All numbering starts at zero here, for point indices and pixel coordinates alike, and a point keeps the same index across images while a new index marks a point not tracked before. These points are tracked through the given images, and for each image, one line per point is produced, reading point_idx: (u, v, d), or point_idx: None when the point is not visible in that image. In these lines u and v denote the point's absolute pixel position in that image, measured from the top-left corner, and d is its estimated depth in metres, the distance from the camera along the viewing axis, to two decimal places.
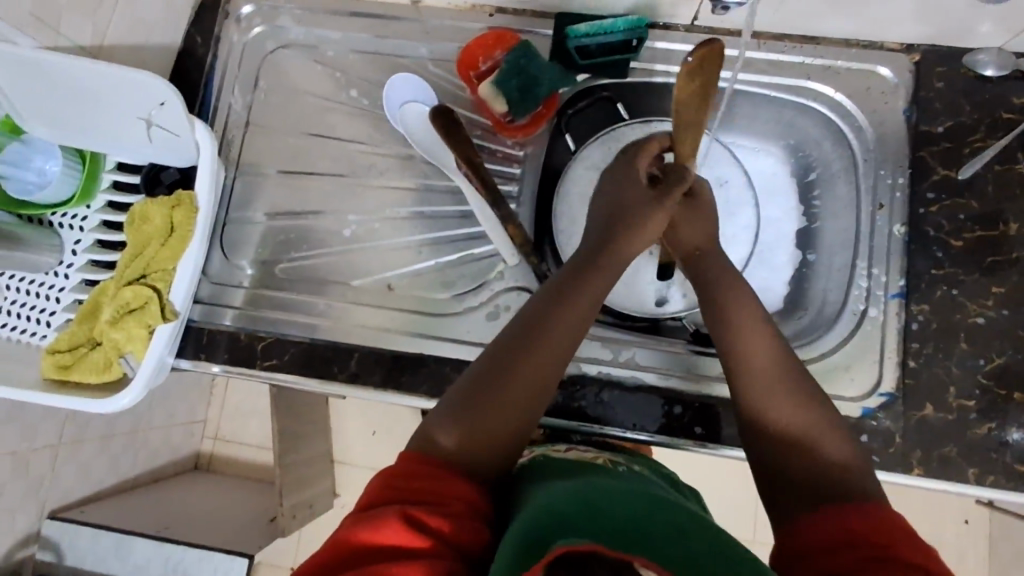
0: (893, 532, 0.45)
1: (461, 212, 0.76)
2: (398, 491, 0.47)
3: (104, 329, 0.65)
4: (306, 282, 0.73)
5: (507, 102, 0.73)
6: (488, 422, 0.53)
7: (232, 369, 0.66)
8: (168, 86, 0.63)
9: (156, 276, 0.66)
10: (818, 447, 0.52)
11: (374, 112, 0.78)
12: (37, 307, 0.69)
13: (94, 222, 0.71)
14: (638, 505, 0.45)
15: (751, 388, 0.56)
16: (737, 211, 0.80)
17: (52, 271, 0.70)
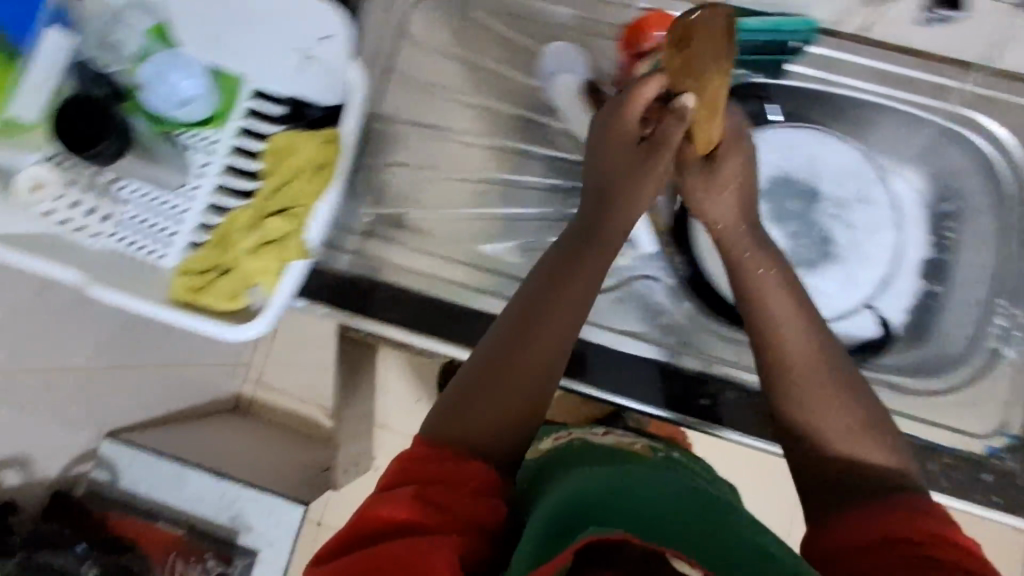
0: (925, 524, 0.45)
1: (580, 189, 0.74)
2: (415, 473, 0.48)
3: (239, 257, 0.65)
4: (422, 236, 0.72)
5: None
6: (489, 411, 0.52)
7: (335, 310, 0.67)
8: (339, 19, 0.64)
9: (297, 212, 0.65)
10: (855, 455, 0.51)
11: (503, 75, 0.77)
12: (160, 226, 0.72)
13: (226, 146, 0.72)
14: (662, 496, 0.46)
15: (785, 395, 0.53)
16: (875, 234, 0.74)
17: (179, 192, 0.72)
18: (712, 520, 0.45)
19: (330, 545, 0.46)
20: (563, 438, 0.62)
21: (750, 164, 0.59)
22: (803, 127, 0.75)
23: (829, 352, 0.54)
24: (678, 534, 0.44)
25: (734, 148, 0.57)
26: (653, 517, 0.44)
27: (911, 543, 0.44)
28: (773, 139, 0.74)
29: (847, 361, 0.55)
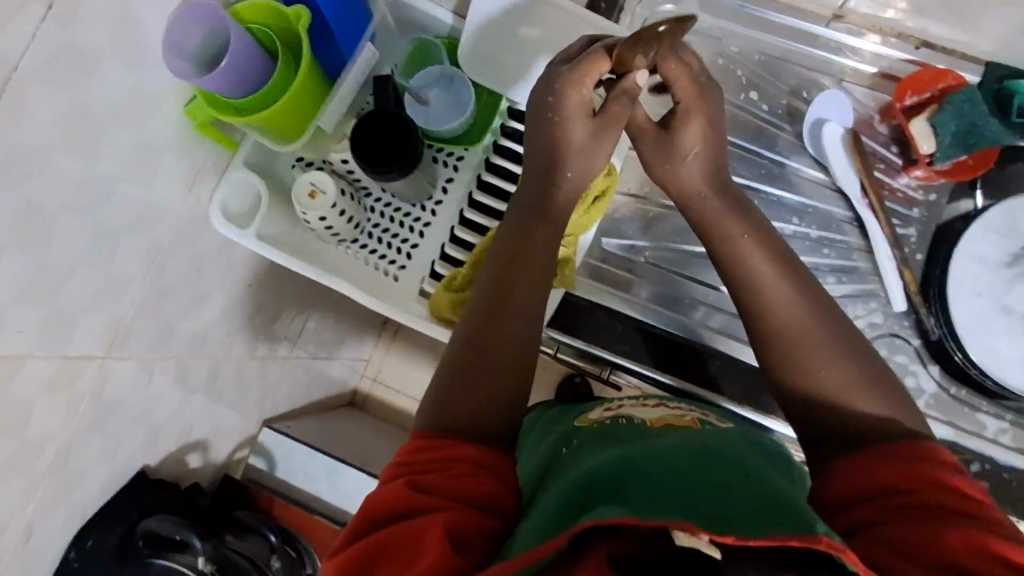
0: (939, 477, 0.40)
1: (820, 237, 0.73)
2: (420, 459, 0.45)
3: None
4: (659, 274, 0.76)
5: (938, 144, 0.70)
6: (486, 381, 0.49)
7: (563, 333, 0.73)
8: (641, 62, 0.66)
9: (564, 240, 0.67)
10: (849, 403, 0.46)
11: (752, 114, 0.75)
12: (398, 236, 0.74)
13: (473, 164, 0.73)
14: (652, 459, 0.46)
15: (782, 368, 0.49)
16: None
17: (422, 205, 0.74)
18: (718, 479, 0.43)
19: (343, 539, 0.43)
20: (611, 415, 0.58)
21: (716, 121, 0.55)
22: None
23: (790, 296, 0.51)
24: (695, 488, 0.42)
25: (697, 104, 0.54)
26: (700, 486, 0.42)
27: (879, 495, 0.41)
28: None
29: (814, 285, 0.52)
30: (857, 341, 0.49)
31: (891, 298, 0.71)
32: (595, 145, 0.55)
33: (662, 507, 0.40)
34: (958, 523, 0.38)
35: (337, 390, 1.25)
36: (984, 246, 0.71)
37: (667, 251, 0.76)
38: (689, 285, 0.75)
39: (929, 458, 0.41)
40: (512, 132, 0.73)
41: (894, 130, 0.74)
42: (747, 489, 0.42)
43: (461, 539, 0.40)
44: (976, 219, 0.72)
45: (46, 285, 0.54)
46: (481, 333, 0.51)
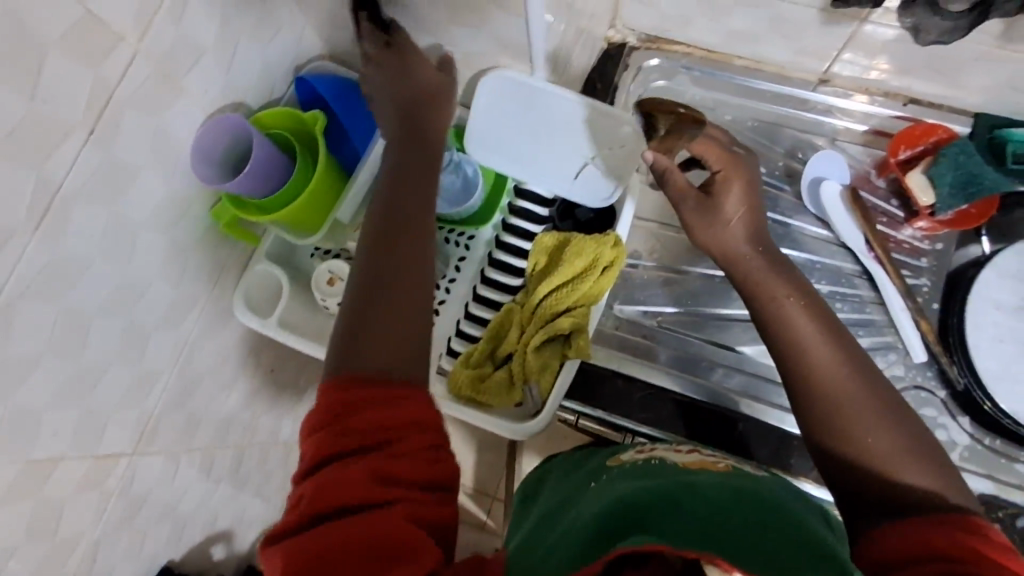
0: (978, 539, 0.40)
1: (831, 292, 0.74)
2: (347, 429, 0.42)
3: (517, 351, 0.67)
4: (677, 337, 0.76)
5: (937, 195, 0.71)
6: (388, 330, 0.48)
7: (576, 402, 0.73)
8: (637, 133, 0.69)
9: (577, 310, 0.67)
10: (895, 470, 0.46)
11: None
12: None
13: (483, 242, 0.75)
14: (684, 487, 0.45)
15: (826, 424, 0.49)
16: None
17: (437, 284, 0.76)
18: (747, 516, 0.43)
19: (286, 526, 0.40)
20: (644, 454, 0.56)
21: (752, 183, 0.58)
22: None
23: (837, 358, 0.51)
24: (721, 520, 0.42)
25: (733, 170, 0.58)
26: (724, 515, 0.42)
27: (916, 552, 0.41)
28: None
29: (865, 364, 0.51)
30: (896, 397, 0.49)
31: (912, 349, 0.70)
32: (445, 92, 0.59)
33: (690, 531, 0.40)
34: None
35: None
36: (999, 292, 0.72)
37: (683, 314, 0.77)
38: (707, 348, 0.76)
39: (971, 528, 0.41)
40: (520, 209, 0.75)
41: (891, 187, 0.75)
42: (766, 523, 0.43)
43: (421, 527, 0.40)
44: (986, 267, 0.72)
45: (82, 389, 0.56)
46: (374, 285, 0.49)
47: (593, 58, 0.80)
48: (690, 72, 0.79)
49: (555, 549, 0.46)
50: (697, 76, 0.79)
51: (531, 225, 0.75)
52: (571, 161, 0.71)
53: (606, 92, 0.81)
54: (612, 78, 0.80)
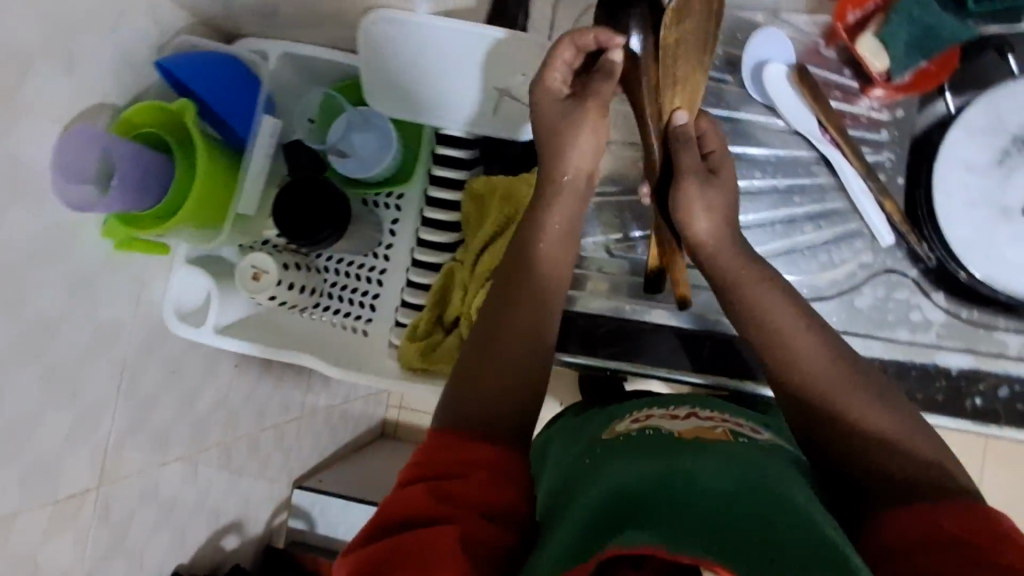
0: (1006, 528, 0.40)
1: (788, 186, 0.69)
2: (431, 464, 0.45)
3: (465, 315, 0.64)
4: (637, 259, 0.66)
5: (891, 58, 0.65)
6: (498, 382, 0.51)
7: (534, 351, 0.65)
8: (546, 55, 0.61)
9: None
10: (896, 454, 0.47)
11: None
12: (360, 290, 0.73)
13: (414, 201, 0.71)
14: (679, 475, 0.41)
15: (819, 413, 0.50)
16: None
17: (373, 252, 0.73)
18: (746, 501, 0.39)
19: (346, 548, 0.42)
20: (633, 425, 0.52)
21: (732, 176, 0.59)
22: None
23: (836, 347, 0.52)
24: (727, 513, 0.38)
25: (726, 159, 0.59)
26: (723, 504, 0.39)
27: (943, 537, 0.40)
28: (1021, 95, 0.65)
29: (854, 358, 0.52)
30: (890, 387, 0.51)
31: (877, 231, 0.66)
32: (574, 124, 0.57)
33: (710, 528, 0.37)
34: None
35: (365, 427, 1.28)
36: (970, 151, 0.66)
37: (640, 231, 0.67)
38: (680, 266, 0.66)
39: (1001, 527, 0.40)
40: (442, 157, 0.69)
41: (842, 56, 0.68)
42: (767, 507, 0.39)
43: (472, 552, 0.40)
44: (952, 127, 0.66)
45: (16, 442, 0.54)
46: (496, 340, 0.53)
47: None
48: None
49: (553, 537, 0.43)
50: None
51: (457, 173, 0.69)
52: (484, 95, 0.64)
53: None
54: None
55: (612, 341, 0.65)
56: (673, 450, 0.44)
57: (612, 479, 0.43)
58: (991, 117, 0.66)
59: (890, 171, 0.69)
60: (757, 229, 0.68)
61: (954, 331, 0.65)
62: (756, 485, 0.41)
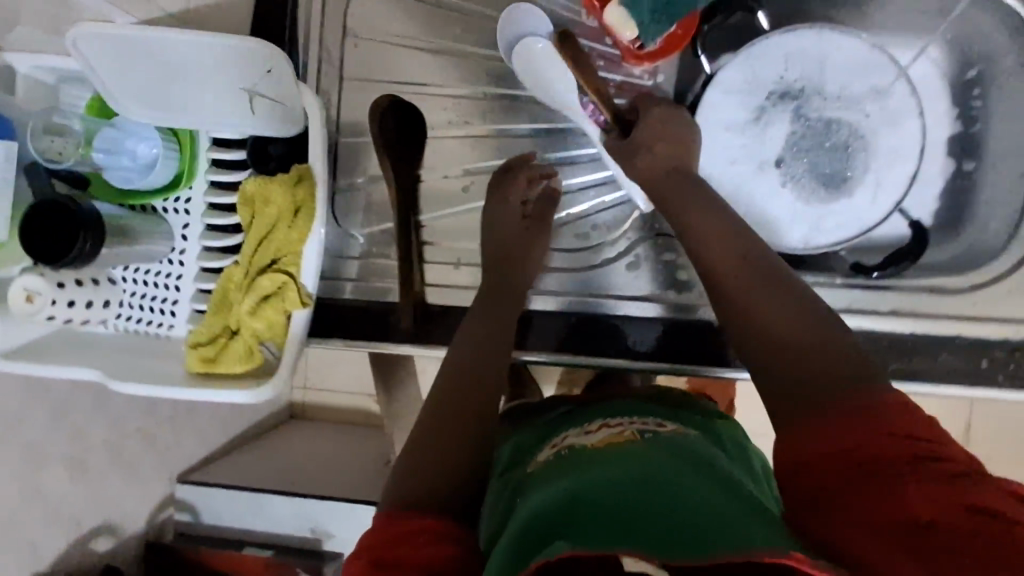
0: (915, 414, 0.42)
1: (563, 159, 0.72)
2: (376, 540, 0.44)
3: (242, 318, 0.65)
4: (440, 247, 0.74)
5: (637, 25, 0.64)
6: (460, 408, 0.54)
7: (350, 340, 0.72)
8: (279, 54, 0.59)
9: (288, 261, 0.65)
10: (822, 342, 0.47)
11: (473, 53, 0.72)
12: (159, 297, 0.73)
13: (202, 205, 0.71)
14: (588, 486, 0.44)
15: (745, 332, 0.50)
16: (900, 123, 0.67)
17: (167, 258, 0.72)
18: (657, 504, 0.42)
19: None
20: (550, 452, 0.54)
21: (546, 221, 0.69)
22: (794, 29, 0.67)
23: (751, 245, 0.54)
24: (636, 518, 0.40)
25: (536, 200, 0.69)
26: (631, 498, 0.42)
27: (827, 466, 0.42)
28: (770, 54, 0.68)
29: (770, 260, 0.53)
30: (803, 285, 0.51)
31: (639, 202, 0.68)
32: (543, 216, 0.68)
33: (620, 530, 0.40)
34: (909, 474, 0.39)
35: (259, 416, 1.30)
36: (727, 112, 0.69)
37: (433, 222, 0.74)
38: (435, 263, 0.73)
39: (904, 406, 0.42)
40: (222, 160, 0.70)
41: (594, 22, 0.67)
42: (677, 509, 0.41)
43: None
44: (709, 86, 0.68)
45: None
46: (470, 369, 0.57)
47: None
48: None
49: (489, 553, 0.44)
50: None
51: (232, 176, 0.70)
52: (237, 96, 0.64)
53: None
54: None
55: (370, 326, 0.71)
56: (592, 464, 0.47)
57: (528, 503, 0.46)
58: (744, 68, 0.68)
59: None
60: None
61: None
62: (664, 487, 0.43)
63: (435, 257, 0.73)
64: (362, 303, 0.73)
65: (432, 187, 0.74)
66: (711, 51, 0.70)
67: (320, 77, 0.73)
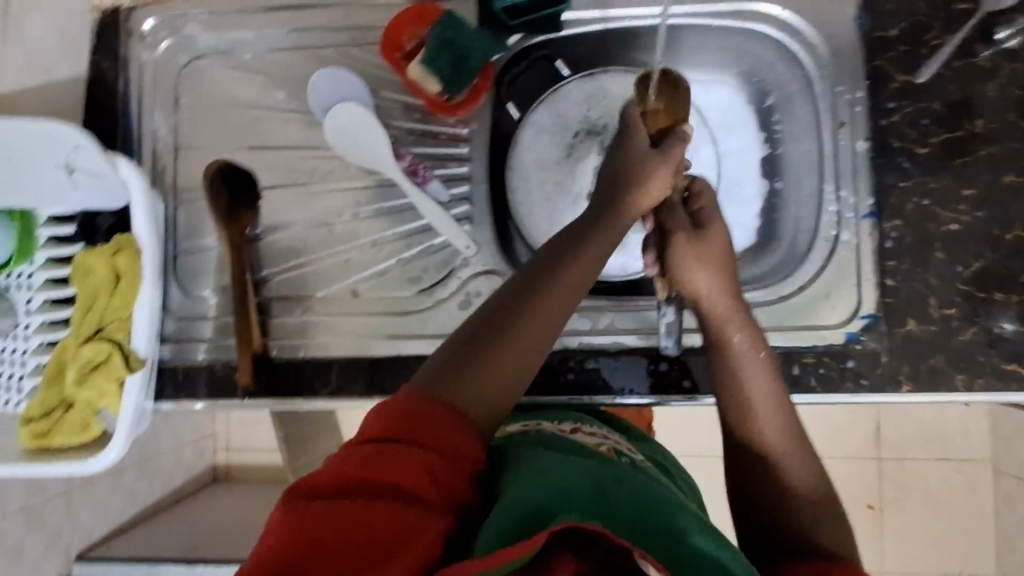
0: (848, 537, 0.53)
1: (401, 206, 0.74)
2: (332, 491, 0.41)
3: (72, 390, 0.66)
4: (285, 300, 0.75)
5: (440, 80, 0.69)
6: (489, 362, 0.49)
7: (213, 400, 0.72)
8: (82, 131, 0.62)
9: (114, 327, 0.67)
10: (783, 451, 0.55)
11: (303, 113, 0.76)
12: (5, 373, 0.70)
13: (41, 280, 0.71)
14: (590, 486, 0.47)
15: (735, 414, 0.57)
16: (696, 149, 0.79)
17: (12, 334, 0.70)
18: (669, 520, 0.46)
19: (318, 480, 0.42)
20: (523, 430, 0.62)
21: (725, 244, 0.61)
22: (590, 74, 0.75)
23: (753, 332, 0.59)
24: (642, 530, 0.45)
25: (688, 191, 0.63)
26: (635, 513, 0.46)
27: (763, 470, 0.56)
28: (571, 97, 0.75)
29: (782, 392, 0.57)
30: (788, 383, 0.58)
31: (460, 243, 0.71)
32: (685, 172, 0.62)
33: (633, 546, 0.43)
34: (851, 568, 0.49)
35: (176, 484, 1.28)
36: (540, 150, 0.75)
37: (282, 277, 0.75)
38: (281, 317, 0.74)
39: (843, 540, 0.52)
40: (59, 233, 0.71)
41: (402, 79, 0.72)
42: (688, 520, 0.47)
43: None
44: (518, 129, 0.76)
45: None
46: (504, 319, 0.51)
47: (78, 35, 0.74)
48: (197, 17, 0.76)
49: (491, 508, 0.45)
50: (205, 19, 0.76)
51: (69, 248, 0.71)
52: (58, 175, 0.66)
53: (114, 69, 0.76)
54: (114, 52, 0.76)
55: (216, 386, 0.73)
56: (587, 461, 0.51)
57: (536, 471, 0.47)
58: (548, 110, 0.75)
59: (474, 220, 0.73)
60: (367, 254, 0.75)
61: (591, 312, 0.73)
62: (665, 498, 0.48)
63: (279, 311, 0.74)
64: (209, 363, 0.73)
65: (271, 245, 0.75)
66: (518, 98, 0.76)
67: (156, 146, 0.76)
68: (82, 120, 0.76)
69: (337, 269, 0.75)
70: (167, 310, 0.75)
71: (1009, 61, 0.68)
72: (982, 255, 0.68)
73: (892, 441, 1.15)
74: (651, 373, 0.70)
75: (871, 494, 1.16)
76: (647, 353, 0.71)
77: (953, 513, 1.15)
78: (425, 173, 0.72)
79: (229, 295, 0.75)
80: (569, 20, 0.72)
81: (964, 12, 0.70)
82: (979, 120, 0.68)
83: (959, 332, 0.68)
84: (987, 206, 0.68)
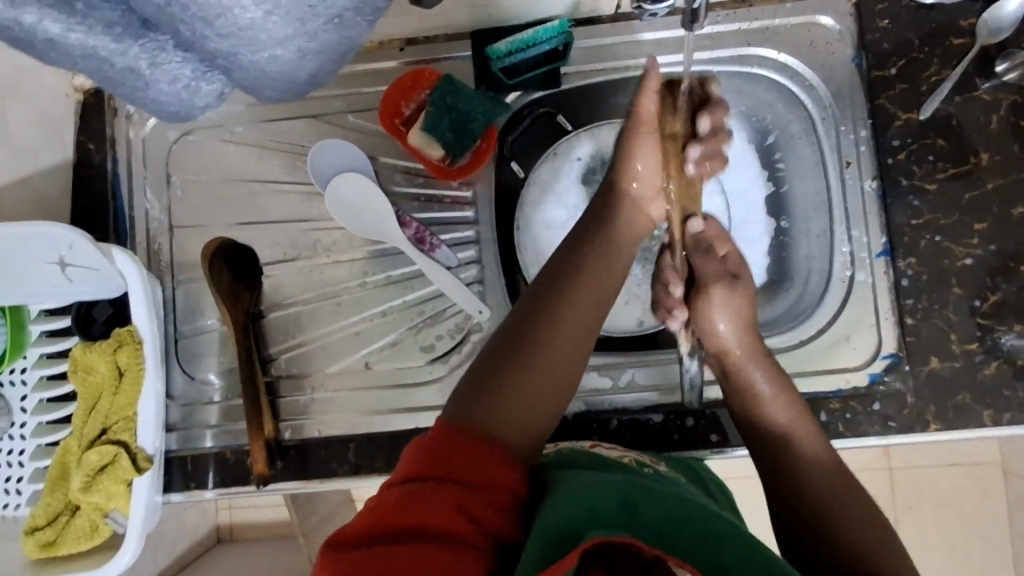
0: None
1: (409, 273, 0.73)
2: (381, 516, 0.40)
3: (78, 496, 0.63)
4: (293, 378, 0.72)
5: (442, 145, 0.68)
6: (551, 344, 0.53)
7: (224, 490, 0.68)
8: (74, 230, 0.60)
9: (120, 426, 0.65)
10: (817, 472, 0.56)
11: (302, 184, 0.74)
12: (4, 477, 0.66)
13: (36, 379, 0.68)
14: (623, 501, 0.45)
15: (767, 461, 0.59)
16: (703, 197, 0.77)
17: (7, 434, 0.66)
18: (702, 533, 0.44)
19: (358, 527, 0.40)
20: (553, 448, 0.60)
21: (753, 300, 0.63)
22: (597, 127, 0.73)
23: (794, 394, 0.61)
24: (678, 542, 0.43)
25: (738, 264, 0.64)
26: (670, 522, 0.45)
27: (789, 492, 0.56)
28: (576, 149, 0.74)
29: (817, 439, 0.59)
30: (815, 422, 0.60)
31: (472, 309, 0.69)
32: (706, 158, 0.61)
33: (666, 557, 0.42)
34: None
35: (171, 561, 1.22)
36: (545, 206, 0.73)
37: (291, 353, 0.73)
38: (290, 396, 0.71)
39: None
40: (54, 328, 0.68)
41: (401, 146, 0.71)
42: (724, 532, 0.45)
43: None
44: (524, 187, 0.74)
45: None
46: (552, 307, 0.55)
47: (63, 118, 0.71)
48: None
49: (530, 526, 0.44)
50: None
51: (65, 342, 0.68)
52: (50, 270, 0.64)
53: (101, 150, 0.73)
54: (100, 133, 0.73)
55: (228, 474, 0.68)
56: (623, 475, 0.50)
57: (570, 488, 0.45)
58: (552, 168, 0.74)
59: (486, 283, 0.72)
60: (376, 324, 0.73)
61: (610, 369, 0.72)
62: (698, 506, 0.47)
63: (289, 390, 0.71)
64: (217, 451, 0.69)
65: (275, 322, 0.73)
66: (520, 155, 0.74)
67: (150, 227, 0.74)
68: (71, 205, 0.73)
69: (347, 342, 0.72)
70: (172, 398, 0.72)
71: (1007, 93, 0.69)
72: (999, 288, 0.67)
73: (901, 448, 1.08)
74: (680, 429, 0.68)
75: (885, 504, 1.08)
76: (671, 408, 0.69)
77: (969, 520, 1.07)
78: (433, 239, 0.71)
79: (236, 376, 0.72)
80: (568, 73, 0.72)
81: (960, 47, 0.70)
82: (983, 153, 0.69)
83: (984, 367, 0.66)
84: (998, 238, 0.68)
